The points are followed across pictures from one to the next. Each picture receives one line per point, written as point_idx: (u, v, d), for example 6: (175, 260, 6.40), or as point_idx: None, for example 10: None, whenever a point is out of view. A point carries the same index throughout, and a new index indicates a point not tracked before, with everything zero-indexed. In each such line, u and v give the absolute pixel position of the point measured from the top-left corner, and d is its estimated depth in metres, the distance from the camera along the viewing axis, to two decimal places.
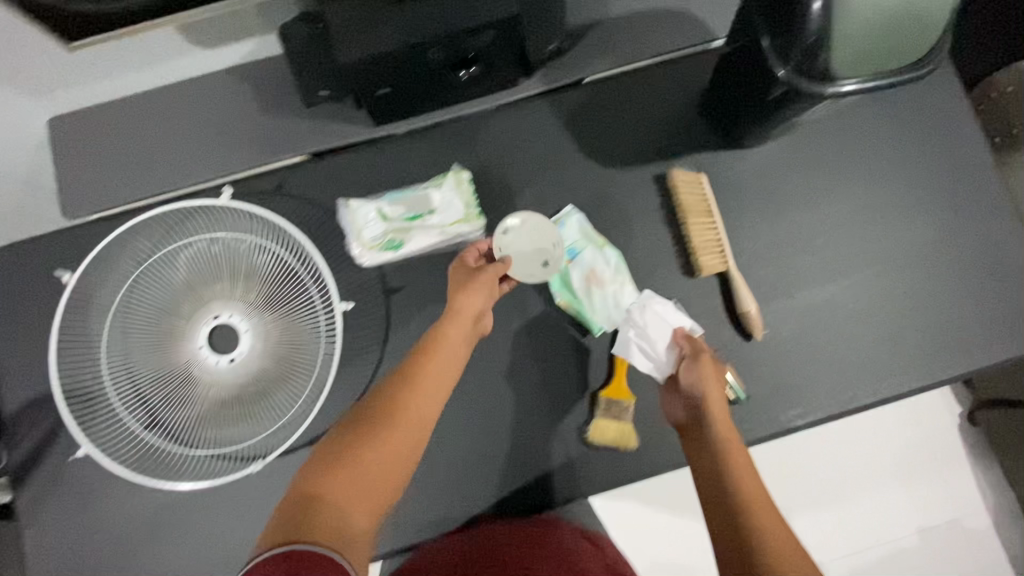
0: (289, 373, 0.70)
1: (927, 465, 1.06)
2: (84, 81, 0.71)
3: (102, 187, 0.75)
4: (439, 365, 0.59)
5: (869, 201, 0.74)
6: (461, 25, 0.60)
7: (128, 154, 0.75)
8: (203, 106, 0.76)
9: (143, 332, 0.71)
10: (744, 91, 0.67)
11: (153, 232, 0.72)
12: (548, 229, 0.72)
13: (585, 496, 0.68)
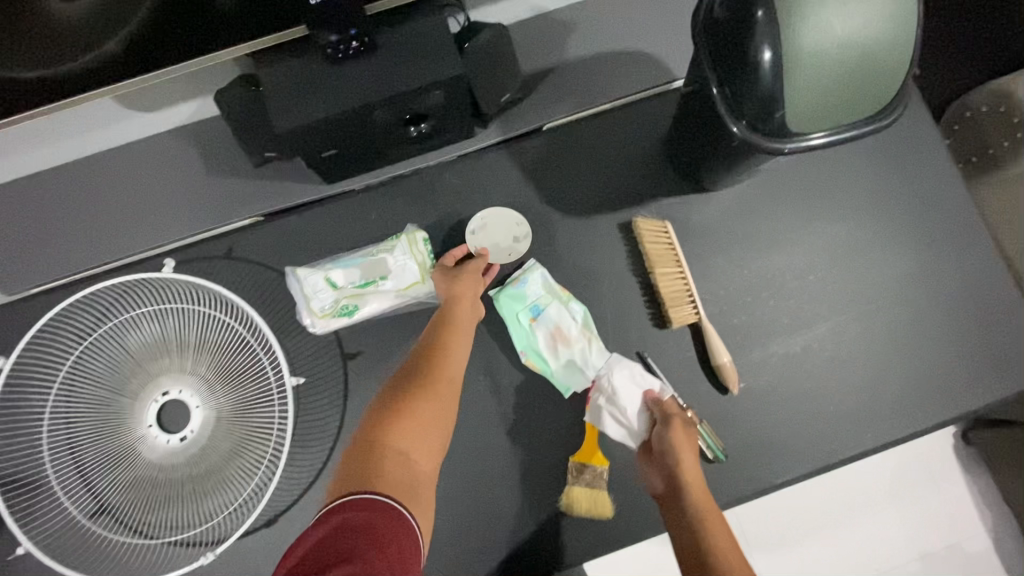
0: (242, 451, 0.65)
1: (925, 494, 1.02)
2: (15, 154, 0.67)
3: (38, 261, 0.70)
4: (463, 329, 0.62)
5: (841, 239, 0.71)
6: (404, 87, 0.58)
7: (65, 222, 0.71)
8: (147, 170, 0.72)
9: (85, 413, 0.67)
10: (705, 138, 0.65)
11: (95, 306, 0.68)
12: (507, 213, 0.72)
13: (562, 569, 0.65)
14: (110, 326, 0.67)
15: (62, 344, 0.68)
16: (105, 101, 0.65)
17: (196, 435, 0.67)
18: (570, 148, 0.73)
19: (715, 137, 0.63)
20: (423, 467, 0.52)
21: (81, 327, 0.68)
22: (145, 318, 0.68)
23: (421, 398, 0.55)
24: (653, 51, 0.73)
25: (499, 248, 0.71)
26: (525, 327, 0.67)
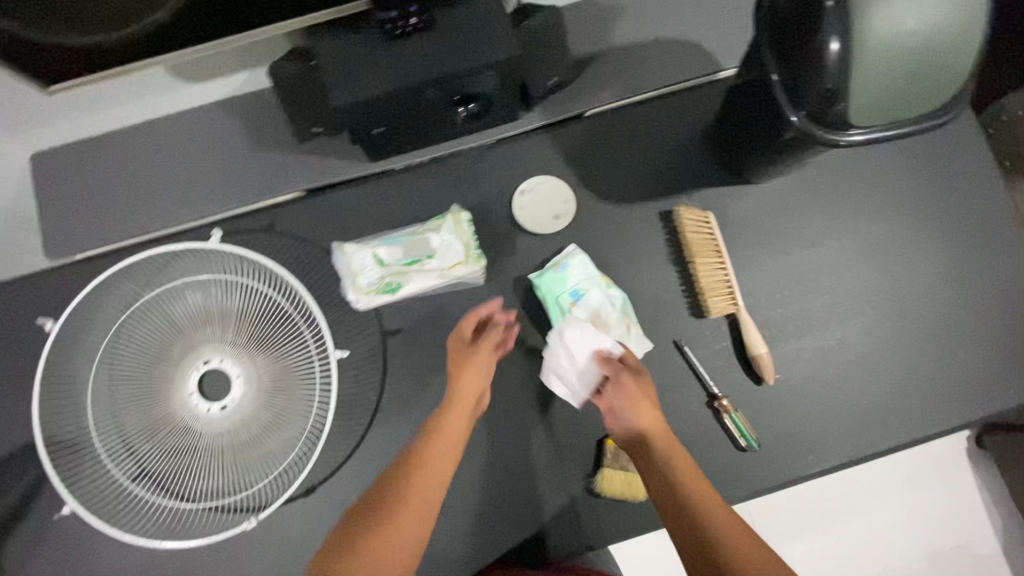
0: (285, 422, 0.67)
1: (936, 492, 1.03)
2: (65, 120, 0.68)
3: (88, 228, 0.72)
4: (446, 441, 0.58)
5: (879, 236, 0.71)
6: (457, 67, 0.58)
7: (113, 193, 0.72)
8: (191, 143, 0.73)
9: (130, 379, 0.68)
10: (752, 130, 0.65)
11: (141, 274, 0.69)
12: (555, 186, 0.72)
13: (592, 548, 0.66)
14: (155, 294, 0.68)
15: (109, 310, 0.69)
16: (157, 70, 0.65)
17: (238, 403, 0.67)
18: (613, 135, 0.73)
19: (764, 129, 0.63)
20: None
21: (127, 293, 0.69)
22: (189, 287, 0.68)
23: (396, 505, 0.54)
24: (699, 41, 0.73)
25: (538, 219, 0.71)
26: (566, 310, 0.67)
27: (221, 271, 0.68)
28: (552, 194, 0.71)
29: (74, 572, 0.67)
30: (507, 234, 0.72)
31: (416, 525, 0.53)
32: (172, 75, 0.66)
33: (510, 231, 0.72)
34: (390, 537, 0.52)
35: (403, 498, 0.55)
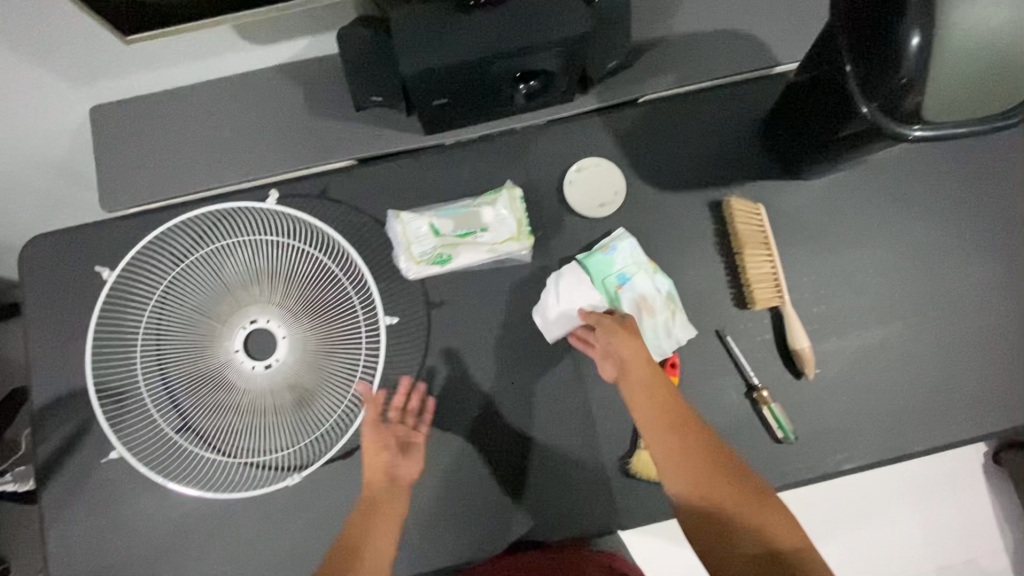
0: (328, 384, 0.67)
1: (951, 504, 1.03)
2: (128, 70, 0.69)
3: (142, 181, 0.73)
4: (382, 516, 0.60)
5: (929, 239, 0.71)
6: (530, 41, 0.58)
7: (169, 149, 0.73)
8: (248, 106, 0.73)
9: (177, 332, 0.68)
10: (810, 126, 0.65)
11: (193, 230, 0.70)
12: (607, 173, 0.71)
13: (621, 528, 0.67)
14: (205, 251, 0.68)
15: (158, 264, 0.69)
16: (226, 29, 0.66)
17: (283, 363, 0.68)
18: (667, 122, 0.73)
19: (823, 126, 0.63)
20: None
21: (176, 249, 0.69)
22: (238, 246, 0.69)
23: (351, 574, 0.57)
24: (760, 34, 0.72)
25: (585, 205, 0.71)
26: (612, 293, 0.68)
27: (274, 232, 0.69)
28: (602, 179, 0.71)
29: (107, 521, 0.66)
30: (556, 214, 0.72)
31: None
32: (236, 35, 0.67)
33: (559, 211, 0.72)
34: None
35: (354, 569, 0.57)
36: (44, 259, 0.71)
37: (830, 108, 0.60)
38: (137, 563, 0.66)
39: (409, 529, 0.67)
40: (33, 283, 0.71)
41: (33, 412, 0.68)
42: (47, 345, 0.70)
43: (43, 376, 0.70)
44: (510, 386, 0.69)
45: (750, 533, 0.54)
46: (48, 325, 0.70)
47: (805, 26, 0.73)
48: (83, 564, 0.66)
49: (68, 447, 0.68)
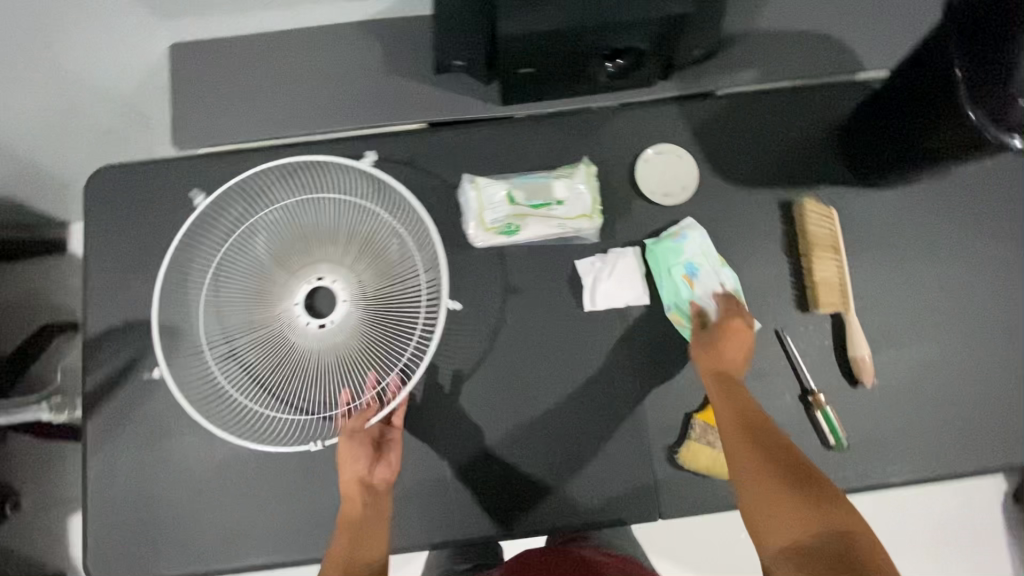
0: (384, 352, 0.65)
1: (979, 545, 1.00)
2: (212, 12, 0.68)
3: (214, 122, 0.73)
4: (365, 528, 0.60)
5: (999, 262, 0.70)
6: (629, 16, 0.58)
7: (242, 95, 0.73)
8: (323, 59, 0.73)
9: (247, 270, 0.67)
10: (894, 133, 0.64)
11: (289, 175, 0.70)
12: (681, 164, 0.71)
13: (664, 517, 0.67)
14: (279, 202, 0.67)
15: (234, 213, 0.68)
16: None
17: (339, 329, 0.64)
18: (744, 117, 0.72)
19: (908, 134, 0.62)
20: None
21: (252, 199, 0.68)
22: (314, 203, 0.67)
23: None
24: (850, 41, 0.70)
25: (652, 189, 0.70)
26: (676, 282, 0.68)
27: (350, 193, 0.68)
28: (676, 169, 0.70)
29: (149, 454, 0.67)
30: (624, 197, 0.71)
31: None
32: None
33: (627, 194, 0.71)
34: None
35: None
36: (110, 190, 0.72)
37: (914, 116, 0.60)
38: (174, 501, 0.65)
39: (450, 496, 0.67)
40: (96, 214, 0.71)
41: (88, 338, 0.69)
42: (106, 274, 0.70)
43: (99, 304, 0.70)
44: (562, 364, 0.69)
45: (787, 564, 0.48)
46: (110, 255, 0.71)
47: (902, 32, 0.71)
48: (122, 494, 0.66)
49: (118, 376, 0.68)
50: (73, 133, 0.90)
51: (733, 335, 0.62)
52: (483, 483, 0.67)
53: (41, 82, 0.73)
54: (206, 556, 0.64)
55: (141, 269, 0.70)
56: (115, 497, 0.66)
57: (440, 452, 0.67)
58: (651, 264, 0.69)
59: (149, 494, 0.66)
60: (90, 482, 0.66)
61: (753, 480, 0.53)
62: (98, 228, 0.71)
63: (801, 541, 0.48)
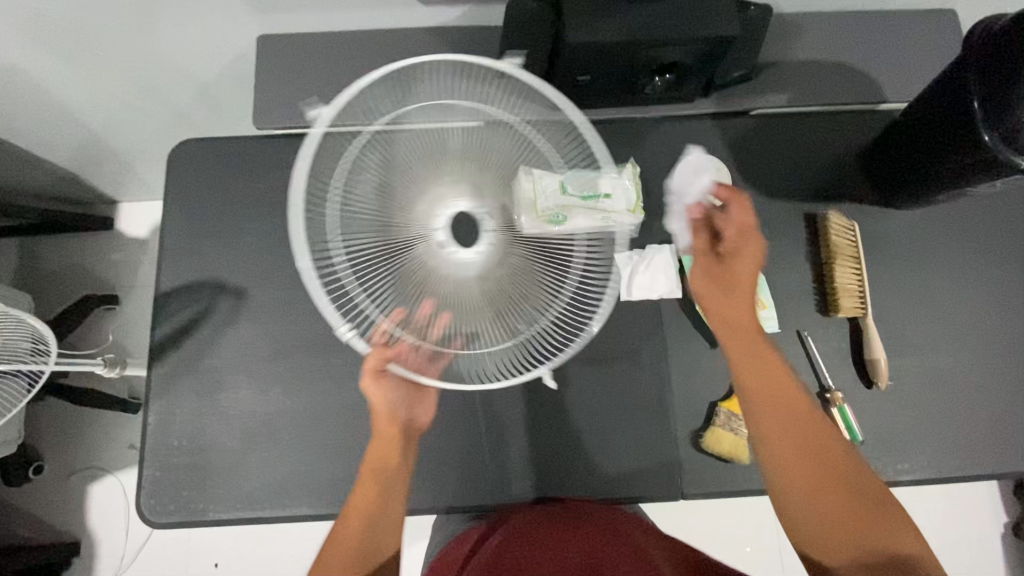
0: (524, 313, 0.62)
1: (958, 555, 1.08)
2: (296, 9, 0.72)
3: (281, 109, 0.76)
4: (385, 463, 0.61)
5: (1009, 284, 0.75)
6: (684, 35, 0.64)
7: (311, 78, 0.76)
8: (391, 52, 0.77)
9: (420, 144, 0.61)
10: (907, 158, 0.71)
11: (488, 84, 0.60)
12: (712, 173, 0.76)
13: (683, 498, 0.71)
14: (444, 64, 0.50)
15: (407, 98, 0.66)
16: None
17: (476, 257, 0.62)
18: (774, 136, 0.79)
19: (919, 158, 0.69)
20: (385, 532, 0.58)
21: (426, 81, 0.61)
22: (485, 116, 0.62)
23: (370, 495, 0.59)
24: (874, 73, 0.77)
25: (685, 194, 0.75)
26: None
27: (526, 119, 0.61)
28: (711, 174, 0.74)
29: (209, 401, 0.73)
30: (662, 201, 0.78)
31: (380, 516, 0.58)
32: None
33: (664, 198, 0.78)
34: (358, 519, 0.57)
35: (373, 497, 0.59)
36: (191, 160, 0.78)
37: (928, 141, 0.66)
38: (229, 448, 0.72)
39: (483, 464, 0.71)
40: (177, 181, 0.78)
41: (162, 293, 0.76)
42: (182, 236, 0.77)
43: (174, 263, 0.76)
44: (598, 348, 0.74)
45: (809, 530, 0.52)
46: (187, 218, 0.77)
47: (928, 69, 0.77)
48: (183, 435, 0.73)
49: (186, 329, 0.74)
50: (152, 113, 0.96)
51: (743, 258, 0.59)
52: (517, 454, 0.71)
53: (138, 59, 0.81)
54: (254, 500, 0.71)
55: (214, 233, 0.77)
56: (174, 441, 0.73)
57: (479, 423, 0.72)
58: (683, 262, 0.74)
59: (206, 440, 0.73)
60: (152, 426, 0.73)
61: (782, 455, 0.54)
62: (177, 193, 0.78)
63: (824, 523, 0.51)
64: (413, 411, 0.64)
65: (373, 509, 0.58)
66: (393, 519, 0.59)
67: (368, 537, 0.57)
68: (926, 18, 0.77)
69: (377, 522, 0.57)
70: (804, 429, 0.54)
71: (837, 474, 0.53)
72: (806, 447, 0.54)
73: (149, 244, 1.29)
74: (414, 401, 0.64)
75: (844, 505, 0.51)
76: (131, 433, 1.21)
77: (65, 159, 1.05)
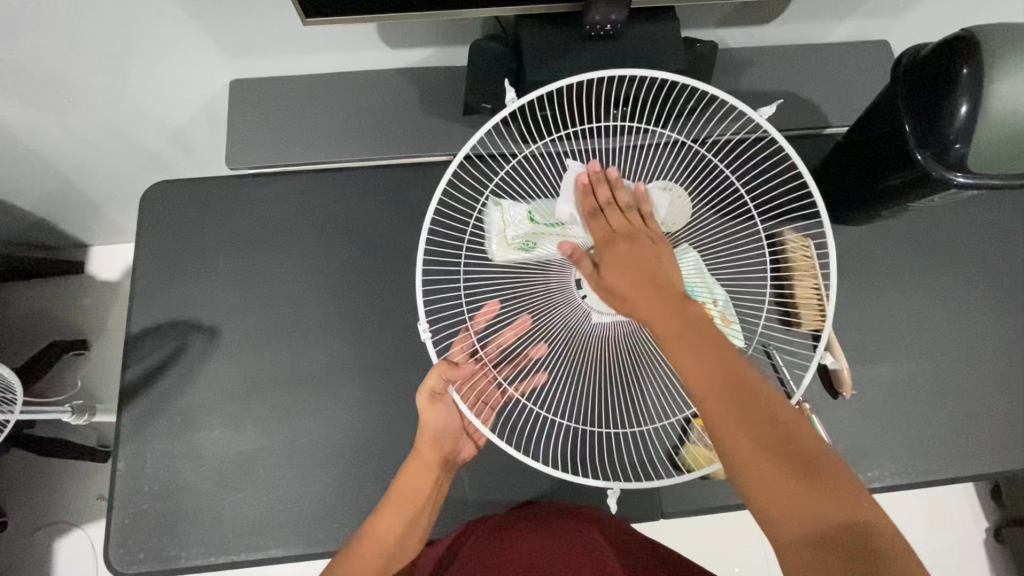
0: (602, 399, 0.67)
1: (943, 563, 1.09)
2: (268, 53, 0.75)
3: (254, 148, 0.77)
4: (415, 482, 0.60)
5: (960, 293, 0.79)
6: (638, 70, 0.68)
7: (280, 119, 0.78)
8: (359, 93, 0.79)
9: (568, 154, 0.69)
10: (856, 176, 0.74)
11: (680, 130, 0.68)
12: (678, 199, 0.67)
13: (663, 517, 0.73)
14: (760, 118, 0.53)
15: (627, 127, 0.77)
16: (367, 25, 0.72)
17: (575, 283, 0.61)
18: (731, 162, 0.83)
19: (868, 176, 0.72)
20: (404, 543, 0.58)
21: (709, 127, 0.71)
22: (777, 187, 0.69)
23: (390, 503, 0.58)
24: (816, 99, 0.81)
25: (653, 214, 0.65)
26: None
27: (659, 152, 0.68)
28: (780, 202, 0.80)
29: (182, 443, 0.72)
30: None
31: (404, 523, 0.58)
32: (377, 35, 0.73)
33: None
34: (384, 524, 0.57)
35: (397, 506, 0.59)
36: (162, 202, 0.79)
37: (875, 160, 0.70)
38: (202, 490, 0.71)
39: (465, 494, 0.73)
40: (148, 222, 0.78)
41: (133, 335, 0.76)
42: (153, 278, 0.77)
43: (146, 304, 0.77)
44: None
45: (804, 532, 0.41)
46: (158, 260, 0.78)
47: (871, 94, 0.82)
48: (154, 479, 0.71)
49: (157, 371, 0.74)
50: (125, 156, 0.97)
51: (631, 232, 0.55)
52: (498, 478, 0.74)
53: (110, 105, 0.82)
54: (229, 544, 0.70)
55: (186, 273, 0.77)
56: (145, 486, 0.71)
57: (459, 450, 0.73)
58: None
59: (179, 484, 0.71)
60: (121, 471, 0.72)
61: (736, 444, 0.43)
62: (148, 235, 0.78)
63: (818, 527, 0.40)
64: (458, 446, 0.65)
65: (395, 532, 0.57)
66: (412, 537, 0.59)
67: (389, 559, 0.56)
68: (860, 49, 0.83)
69: (395, 551, 0.57)
70: (736, 390, 0.45)
71: (779, 441, 0.43)
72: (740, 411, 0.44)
73: (120, 286, 1.27)
74: (460, 437, 0.65)
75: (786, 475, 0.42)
76: (100, 483, 1.16)
77: (33, 205, 1.04)
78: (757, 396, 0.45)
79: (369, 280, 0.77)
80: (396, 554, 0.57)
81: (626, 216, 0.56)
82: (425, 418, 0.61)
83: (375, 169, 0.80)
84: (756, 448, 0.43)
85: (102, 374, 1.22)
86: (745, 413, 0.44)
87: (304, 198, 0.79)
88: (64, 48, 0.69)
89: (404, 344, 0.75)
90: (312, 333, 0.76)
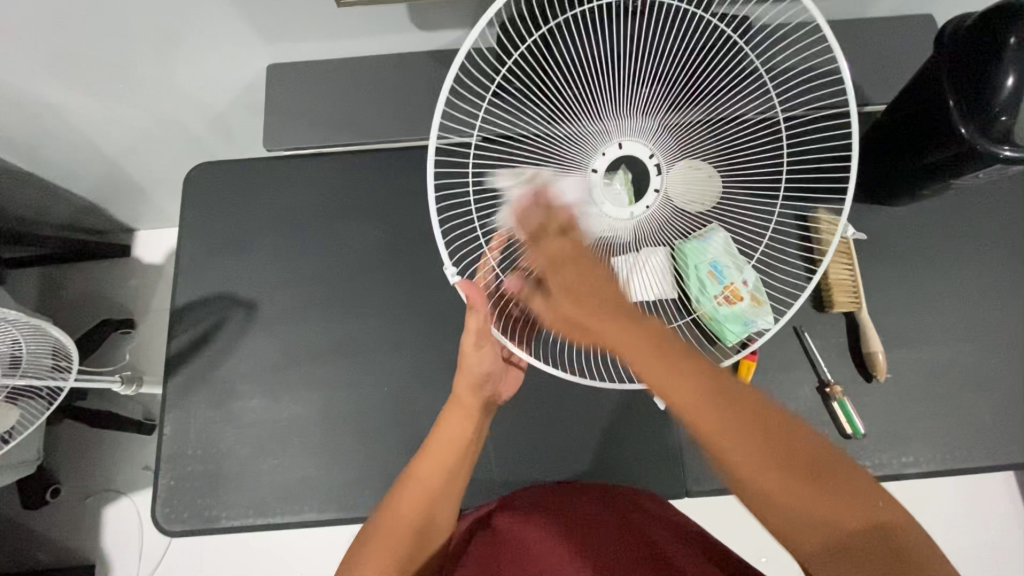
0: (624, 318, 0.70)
1: (981, 552, 1.06)
2: (303, 38, 0.77)
3: (286, 129, 0.79)
4: (451, 428, 0.64)
5: (1005, 276, 0.76)
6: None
7: (313, 102, 0.80)
8: (390, 75, 0.80)
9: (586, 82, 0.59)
10: (889, 156, 0.72)
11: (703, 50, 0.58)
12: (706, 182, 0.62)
13: (688, 495, 0.74)
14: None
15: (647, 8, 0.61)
16: (398, 8, 0.73)
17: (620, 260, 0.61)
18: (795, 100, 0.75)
19: (902, 155, 0.70)
20: (444, 490, 0.62)
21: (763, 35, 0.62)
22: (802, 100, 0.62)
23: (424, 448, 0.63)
24: (856, 75, 0.79)
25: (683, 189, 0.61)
26: (702, 280, 0.64)
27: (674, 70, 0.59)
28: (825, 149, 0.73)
29: (223, 410, 0.76)
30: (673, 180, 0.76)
31: (443, 474, 0.62)
32: (409, 16, 0.75)
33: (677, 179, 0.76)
34: (419, 473, 0.61)
35: (426, 463, 0.62)
36: (205, 182, 0.82)
37: (904, 143, 0.68)
38: (242, 455, 0.75)
39: (492, 468, 0.75)
40: (192, 201, 0.82)
41: (177, 309, 0.79)
42: (196, 254, 0.81)
43: (189, 278, 0.80)
44: None
45: (816, 542, 0.42)
46: (200, 237, 0.81)
47: (914, 70, 0.79)
48: (197, 444, 0.75)
49: (199, 343, 0.78)
50: (170, 141, 1.01)
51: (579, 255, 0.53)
52: (525, 451, 0.75)
53: (156, 90, 0.86)
54: (266, 507, 0.73)
55: (225, 250, 0.81)
56: (189, 450, 0.75)
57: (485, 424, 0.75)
58: (676, 264, 0.65)
59: (221, 449, 0.75)
60: (168, 435, 0.76)
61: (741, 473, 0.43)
62: (192, 214, 0.82)
63: (842, 540, 0.41)
64: (495, 386, 0.67)
65: (436, 483, 0.61)
66: (454, 490, 0.62)
67: (424, 519, 0.60)
68: (902, 23, 0.80)
69: (433, 503, 0.60)
70: (738, 416, 0.43)
71: (798, 465, 0.42)
72: (756, 448, 0.42)
73: (164, 269, 1.33)
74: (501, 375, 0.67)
75: (809, 497, 0.41)
76: (145, 454, 1.23)
77: (85, 189, 1.11)
78: (762, 417, 0.43)
79: (400, 257, 0.79)
80: (436, 506, 0.61)
81: (561, 240, 0.54)
82: (468, 363, 0.64)
83: (404, 150, 0.82)
84: (759, 478, 0.42)
85: (147, 352, 1.29)
86: (761, 444, 0.42)
87: (336, 178, 0.82)
88: (115, 36, 0.73)
89: (431, 320, 0.77)
90: (343, 308, 0.78)
